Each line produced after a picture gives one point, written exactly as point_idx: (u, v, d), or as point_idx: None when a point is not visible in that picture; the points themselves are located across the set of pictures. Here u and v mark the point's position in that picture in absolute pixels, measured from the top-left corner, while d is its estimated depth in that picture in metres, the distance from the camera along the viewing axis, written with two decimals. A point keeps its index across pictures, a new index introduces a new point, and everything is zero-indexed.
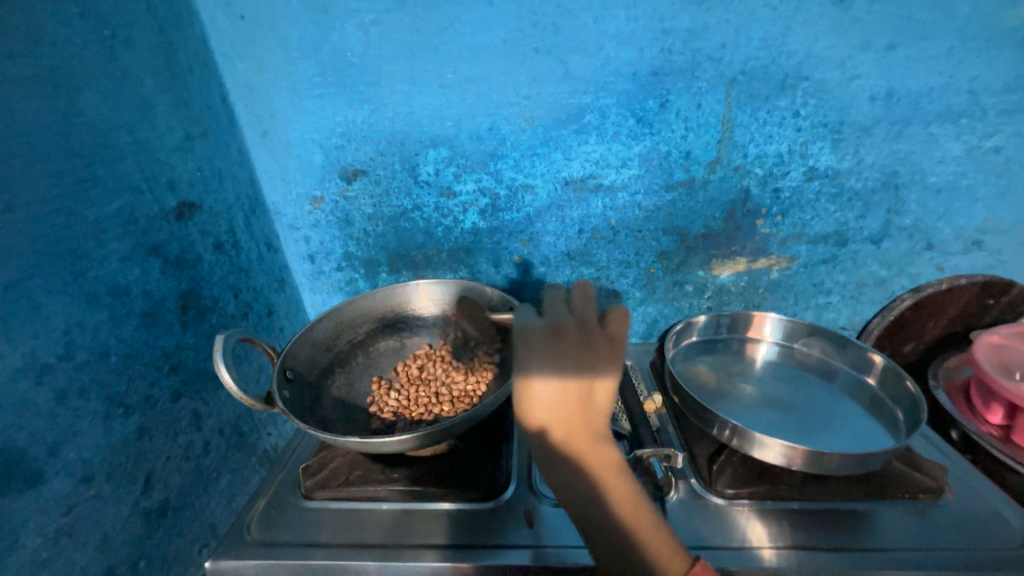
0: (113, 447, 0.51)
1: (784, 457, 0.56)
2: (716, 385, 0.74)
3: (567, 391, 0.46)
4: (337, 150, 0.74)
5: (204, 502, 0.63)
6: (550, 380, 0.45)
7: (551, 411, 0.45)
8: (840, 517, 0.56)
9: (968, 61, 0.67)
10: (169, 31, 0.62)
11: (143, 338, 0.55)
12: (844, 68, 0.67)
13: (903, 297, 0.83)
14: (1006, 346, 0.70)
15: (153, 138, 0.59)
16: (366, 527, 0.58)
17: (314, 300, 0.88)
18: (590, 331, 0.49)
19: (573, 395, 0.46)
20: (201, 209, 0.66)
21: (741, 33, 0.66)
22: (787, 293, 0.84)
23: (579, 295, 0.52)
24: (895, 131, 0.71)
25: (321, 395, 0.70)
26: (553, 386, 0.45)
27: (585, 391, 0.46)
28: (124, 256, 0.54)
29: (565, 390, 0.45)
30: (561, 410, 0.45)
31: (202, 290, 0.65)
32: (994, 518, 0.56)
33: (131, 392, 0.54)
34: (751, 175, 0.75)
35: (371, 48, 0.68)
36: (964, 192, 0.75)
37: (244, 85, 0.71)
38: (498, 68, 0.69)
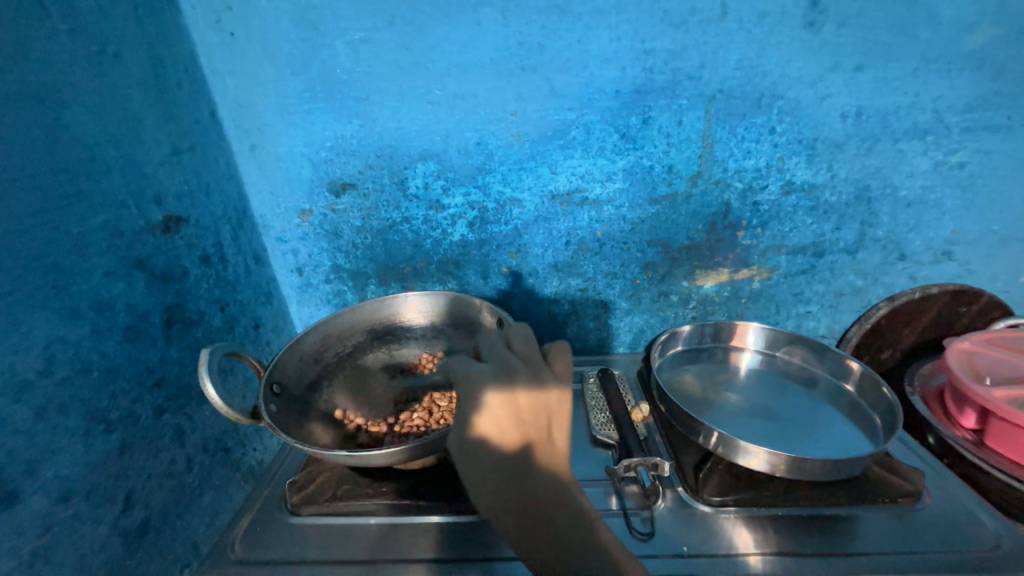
0: (93, 465, 0.50)
1: (768, 464, 0.57)
2: (701, 393, 0.75)
3: (520, 419, 0.46)
4: (326, 164, 0.75)
5: (186, 520, 0.61)
6: (502, 407, 0.46)
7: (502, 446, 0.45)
8: (823, 522, 0.57)
9: (931, 82, 0.70)
10: (159, 47, 0.63)
11: (126, 353, 0.55)
12: (816, 88, 0.71)
13: (879, 305, 0.86)
14: (977, 352, 0.73)
15: (140, 153, 0.59)
16: (354, 543, 0.58)
17: (302, 313, 0.88)
18: (535, 367, 0.51)
19: (526, 422, 0.46)
20: (187, 222, 0.66)
21: (718, 54, 0.69)
22: (769, 303, 0.87)
23: (521, 338, 0.55)
24: (866, 147, 0.74)
25: (308, 409, 0.69)
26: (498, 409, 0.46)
27: (536, 420, 0.47)
28: (108, 270, 0.53)
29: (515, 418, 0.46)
30: (511, 447, 0.45)
31: (187, 303, 0.64)
32: (970, 522, 0.58)
33: (113, 408, 0.53)
34: (732, 189, 0.77)
35: (360, 65, 0.69)
36: (933, 205, 0.78)
37: (233, 100, 0.71)
38: (485, 86, 0.71)
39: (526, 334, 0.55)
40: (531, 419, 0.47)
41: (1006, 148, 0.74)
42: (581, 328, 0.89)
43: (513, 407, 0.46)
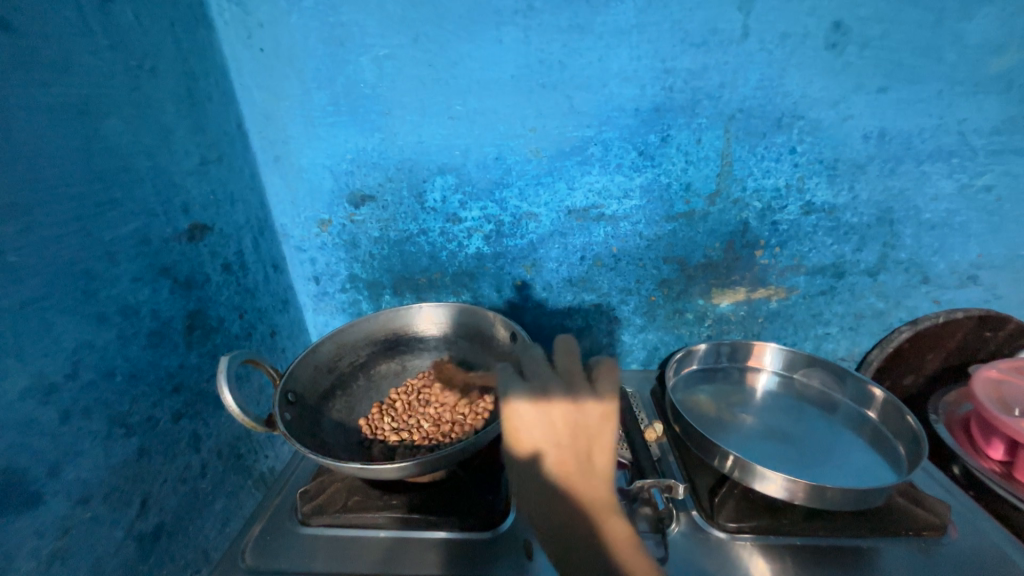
0: (113, 468, 0.51)
1: (786, 491, 0.56)
2: (716, 414, 0.74)
3: (556, 432, 0.49)
4: (347, 176, 0.76)
5: (198, 526, 0.62)
6: (534, 419, 0.49)
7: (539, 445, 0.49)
8: (843, 555, 0.55)
9: (957, 104, 0.69)
10: (193, 61, 0.65)
11: (148, 358, 0.56)
12: (838, 108, 0.70)
13: (901, 329, 0.84)
14: (1006, 381, 0.70)
15: (170, 163, 0.61)
16: (363, 557, 0.57)
17: (317, 321, 0.88)
18: (573, 383, 0.53)
19: (560, 432, 0.49)
20: (212, 231, 0.67)
21: (738, 74, 0.69)
22: (786, 323, 0.85)
23: (562, 349, 0.56)
24: (889, 168, 0.73)
25: (321, 419, 0.70)
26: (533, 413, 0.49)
27: (570, 428, 0.50)
28: (136, 276, 0.55)
29: (549, 426, 0.49)
30: (552, 452, 0.49)
31: (208, 310, 0.66)
32: (1000, 560, 0.55)
33: (134, 412, 0.54)
34: (750, 209, 0.77)
35: (384, 80, 0.70)
36: (958, 228, 0.77)
37: (259, 112, 0.73)
38: (505, 102, 0.71)
39: (569, 346, 0.55)
40: (573, 428, 0.50)
41: None
42: (594, 344, 0.89)
43: (550, 419, 0.49)
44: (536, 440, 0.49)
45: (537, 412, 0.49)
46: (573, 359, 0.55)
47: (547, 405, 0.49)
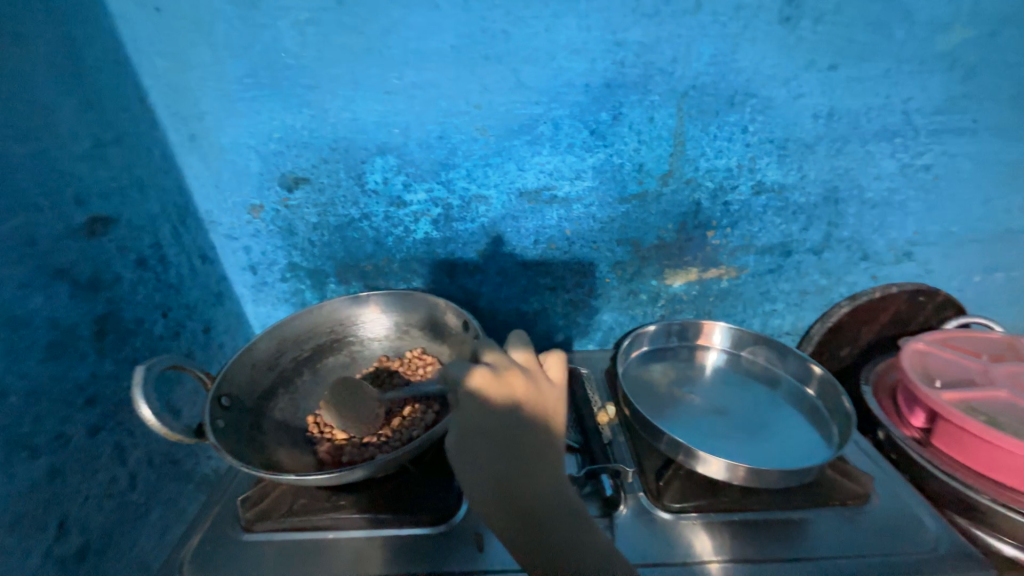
0: (18, 495, 0.47)
1: (726, 472, 0.58)
2: (666, 392, 0.75)
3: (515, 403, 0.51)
4: (275, 157, 0.70)
5: (132, 539, 0.58)
6: (490, 386, 0.51)
7: (507, 419, 0.51)
8: (777, 527, 0.59)
9: (903, 83, 0.69)
10: (72, 25, 0.56)
11: (50, 371, 0.50)
12: (789, 86, 0.69)
13: (841, 304, 0.87)
14: (930, 353, 0.75)
15: (55, 147, 0.53)
16: (311, 561, 0.56)
17: (258, 312, 0.83)
18: (531, 369, 0.56)
19: (518, 409, 0.51)
20: (117, 223, 0.60)
21: (691, 48, 0.65)
22: (735, 301, 0.87)
23: (520, 341, 0.60)
24: (836, 148, 0.73)
25: (262, 420, 0.66)
26: (486, 383, 0.51)
27: (531, 399, 0.52)
28: (22, 282, 0.48)
29: (511, 399, 0.51)
30: (521, 426, 0.51)
31: (122, 311, 0.60)
32: (913, 522, 0.60)
33: (37, 431, 0.49)
34: (702, 189, 0.75)
35: (308, 49, 0.63)
36: (897, 207, 0.79)
37: (165, 84, 0.65)
38: (447, 75, 0.66)
39: (525, 335, 0.60)
40: (533, 403, 0.52)
41: (970, 151, 0.75)
42: (550, 327, 0.88)
43: (502, 385, 0.52)
44: (504, 417, 0.51)
45: (500, 381, 0.52)
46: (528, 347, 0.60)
47: (508, 380, 0.52)
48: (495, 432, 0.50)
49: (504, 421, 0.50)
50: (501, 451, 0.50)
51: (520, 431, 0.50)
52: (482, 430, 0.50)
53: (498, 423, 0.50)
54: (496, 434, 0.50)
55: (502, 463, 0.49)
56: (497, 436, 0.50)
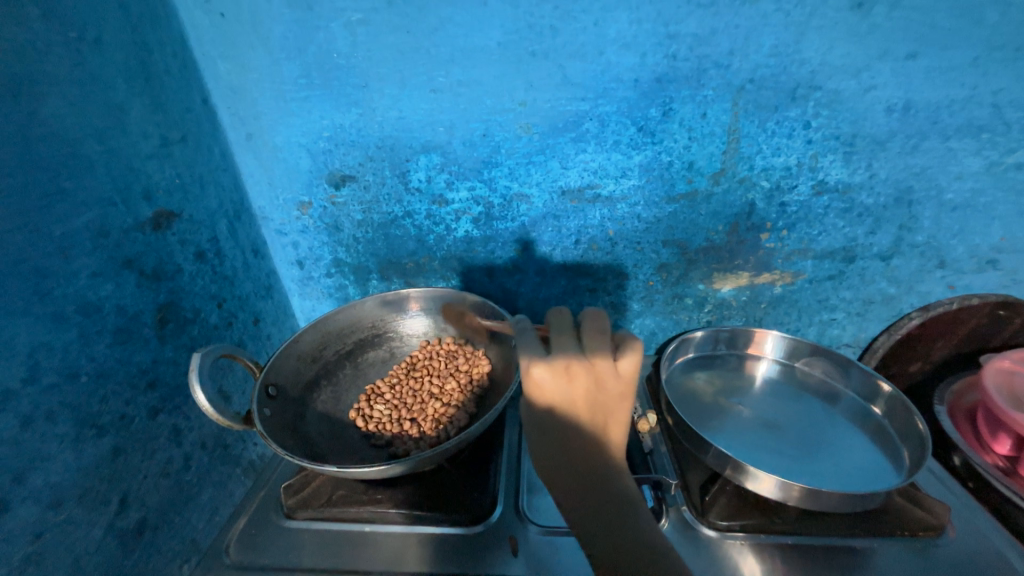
0: (86, 469, 0.50)
1: (779, 490, 0.54)
2: (713, 402, 0.71)
3: (571, 397, 0.46)
4: (325, 155, 0.72)
5: (185, 518, 0.61)
6: (550, 380, 0.46)
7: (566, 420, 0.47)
8: (835, 555, 0.54)
9: (994, 73, 0.62)
10: (144, 31, 0.60)
11: (117, 356, 0.54)
12: (860, 78, 0.63)
13: (911, 316, 0.80)
14: (1017, 373, 0.67)
15: (126, 146, 0.57)
16: (349, 552, 0.57)
17: (304, 306, 0.86)
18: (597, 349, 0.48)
19: (579, 401, 0.46)
20: (179, 217, 0.64)
21: (750, 39, 0.62)
22: (790, 309, 0.82)
23: (593, 327, 0.50)
24: (912, 145, 0.67)
25: (305, 411, 0.68)
26: (546, 373, 0.45)
27: (593, 399, 0.46)
28: (95, 271, 0.52)
29: (571, 397, 0.46)
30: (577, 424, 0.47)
31: (182, 301, 0.63)
32: (998, 563, 0.54)
33: (104, 412, 0.52)
34: (757, 189, 0.71)
35: (358, 49, 0.64)
36: (982, 210, 0.71)
37: (226, 86, 0.68)
38: (492, 72, 0.65)
39: (602, 324, 0.49)
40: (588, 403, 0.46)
41: None
42: None
43: (564, 376, 0.45)
44: (559, 416, 0.47)
45: (562, 380, 0.46)
46: (603, 336, 0.49)
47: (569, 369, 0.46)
48: (553, 432, 0.47)
49: (559, 420, 0.47)
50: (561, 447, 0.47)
51: (577, 429, 0.47)
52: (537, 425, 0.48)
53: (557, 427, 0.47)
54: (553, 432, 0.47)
55: (563, 462, 0.47)
56: (555, 432, 0.47)
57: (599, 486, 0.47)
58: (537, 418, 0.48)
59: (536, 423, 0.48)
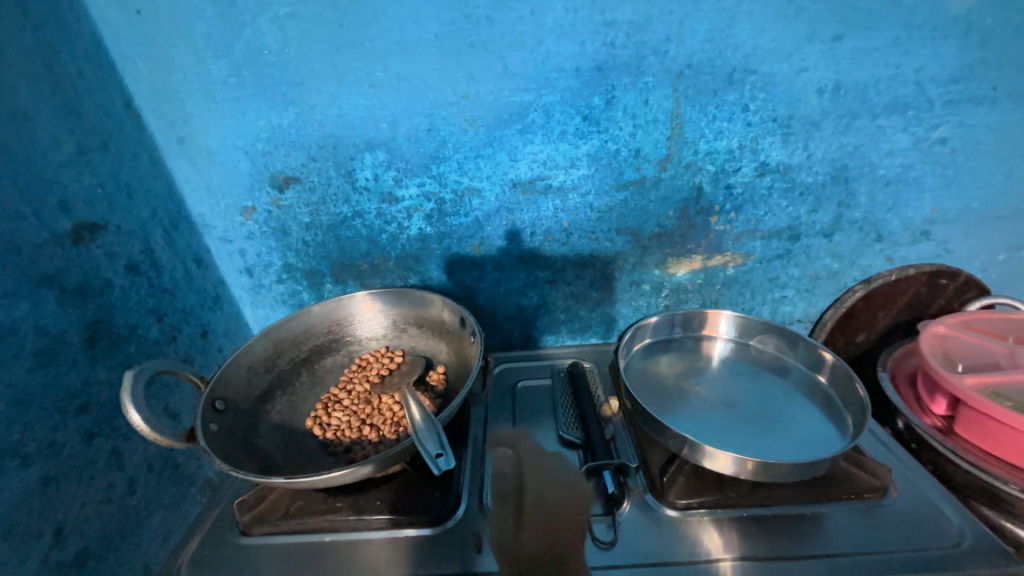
0: (10, 503, 0.47)
1: (734, 466, 0.55)
2: (673, 384, 0.72)
3: (563, 488, 0.60)
4: (264, 157, 0.69)
5: (133, 544, 0.58)
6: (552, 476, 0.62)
7: (544, 489, 0.61)
8: (788, 523, 0.56)
9: (914, 52, 0.65)
10: (49, 31, 0.56)
11: (39, 379, 0.51)
12: (791, 60, 0.65)
13: (855, 288, 0.83)
14: (951, 337, 0.71)
15: (36, 155, 0.53)
16: (311, 563, 0.56)
17: (257, 315, 0.83)
18: (591, 430, 0.66)
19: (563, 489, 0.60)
20: (105, 229, 0.60)
21: (685, 25, 0.63)
22: (743, 289, 0.84)
23: (588, 382, 0.76)
24: (844, 124, 0.70)
25: (258, 423, 0.66)
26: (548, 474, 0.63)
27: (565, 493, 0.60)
28: (6, 290, 0.49)
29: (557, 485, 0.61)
30: (553, 491, 0.60)
31: (114, 317, 0.60)
32: (935, 516, 0.57)
33: (28, 440, 0.49)
34: (703, 172, 0.72)
35: (290, 45, 0.62)
36: (913, 183, 0.74)
37: (150, 88, 0.65)
38: (431, 65, 0.64)
39: (594, 380, 0.77)
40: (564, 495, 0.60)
41: (990, 121, 0.70)
42: (551, 322, 0.86)
43: (556, 472, 0.63)
44: (540, 486, 0.61)
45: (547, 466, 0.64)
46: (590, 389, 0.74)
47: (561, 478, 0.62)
48: (535, 503, 0.59)
49: (539, 489, 0.61)
50: (541, 515, 0.57)
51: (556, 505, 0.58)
52: (512, 501, 0.60)
53: (537, 494, 0.60)
54: (535, 503, 0.59)
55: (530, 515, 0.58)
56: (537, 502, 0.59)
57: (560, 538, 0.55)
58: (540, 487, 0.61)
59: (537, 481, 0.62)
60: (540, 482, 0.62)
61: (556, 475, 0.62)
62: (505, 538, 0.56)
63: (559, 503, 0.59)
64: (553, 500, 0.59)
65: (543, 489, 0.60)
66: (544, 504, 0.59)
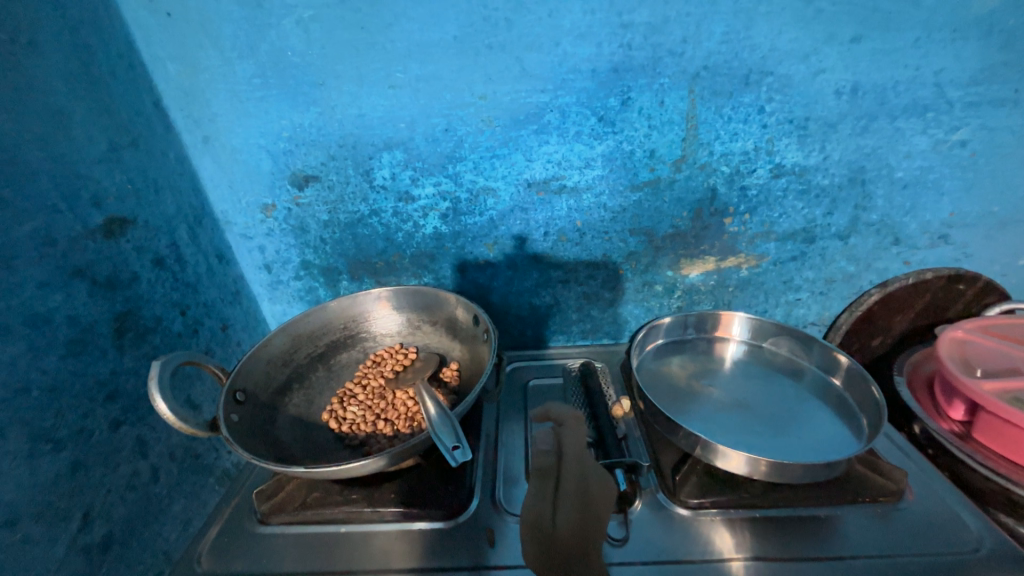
0: (42, 486, 0.49)
1: (747, 466, 0.55)
2: (685, 385, 0.73)
3: (591, 475, 0.55)
4: (285, 155, 0.71)
5: (155, 531, 0.60)
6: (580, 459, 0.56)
7: (586, 482, 0.54)
8: (802, 524, 0.56)
9: (934, 54, 0.65)
10: (85, 32, 0.58)
11: (71, 368, 0.52)
12: (809, 62, 0.65)
13: (870, 292, 0.82)
14: (970, 342, 0.70)
15: (71, 152, 0.55)
16: (326, 553, 0.57)
17: (274, 311, 0.84)
18: (603, 429, 0.66)
19: (590, 474, 0.55)
20: (134, 224, 0.62)
21: (702, 26, 0.63)
22: (756, 291, 0.84)
23: (600, 380, 0.77)
24: (861, 126, 0.69)
25: (276, 415, 0.67)
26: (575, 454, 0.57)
27: (596, 482, 0.55)
28: (43, 281, 0.51)
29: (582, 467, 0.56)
30: (595, 487, 0.54)
31: (141, 310, 0.62)
32: (952, 521, 0.57)
33: (60, 426, 0.51)
34: (717, 174, 0.73)
35: (313, 46, 0.64)
36: (931, 186, 0.74)
37: (178, 88, 0.67)
38: (450, 67, 0.65)
39: (606, 378, 0.78)
40: (592, 480, 0.55)
41: (1011, 124, 0.69)
42: (563, 321, 0.86)
43: (585, 457, 0.57)
44: (582, 479, 0.55)
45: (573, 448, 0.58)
46: (603, 387, 0.75)
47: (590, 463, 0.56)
48: (565, 489, 0.54)
49: (580, 481, 0.54)
50: (577, 509, 0.52)
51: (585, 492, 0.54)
52: (541, 481, 0.55)
53: (577, 487, 0.54)
54: (573, 496, 0.53)
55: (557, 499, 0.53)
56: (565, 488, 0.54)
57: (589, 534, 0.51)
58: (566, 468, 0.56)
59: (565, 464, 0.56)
60: (580, 473, 0.55)
61: (594, 465, 0.56)
62: (534, 518, 0.52)
63: (593, 493, 0.54)
64: (591, 494, 0.54)
65: (583, 481, 0.54)
66: (582, 499, 0.53)
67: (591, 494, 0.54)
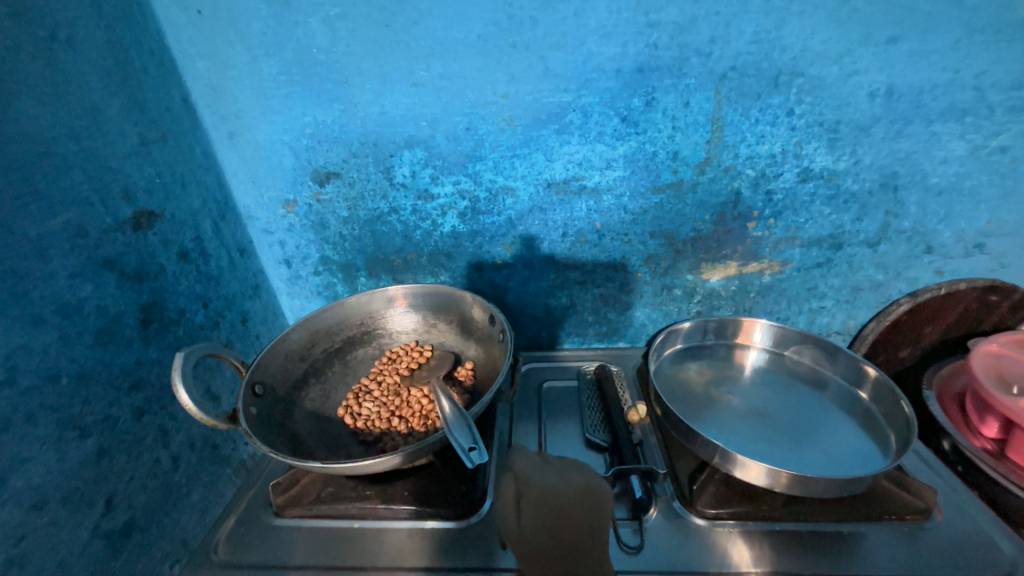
0: (68, 471, 0.50)
1: (767, 478, 0.54)
2: (704, 392, 0.71)
3: (553, 476, 0.57)
4: (308, 152, 0.71)
5: (173, 518, 0.61)
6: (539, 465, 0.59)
7: (547, 485, 0.56)
8: (823, 540, 0.54)
9: (975, 56, 0.62)
10: (119, 29, 0.59)
11: (98, 356, 0.54)
12: (841, 63, 0.63)
13: (900, 301, 0.80)
14: (1005, 356, 0.67)
15: (103, 146, 0.57)
16: (340, 548, 0.57)
17: (293, 305, 0.86)
18: (618, 436, 0.65)
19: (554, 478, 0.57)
20: (161, 217, 0.64)
21: (731, 26, 0.62)
22: (779, 297, 0.82)
23: (617, 384, 0.76)
24: (895, 130, 0.67)
25: (293, 409, 0.68)
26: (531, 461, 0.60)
27: (560, 480, 0.57)
28: (74, 271, 0.52)
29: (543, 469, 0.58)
30: (559, 489, 0.55)
31: (165, 302, 0.63)
32: (984, 543, 0.54)
33: (87, 413, 0.52)
34: (742, 177, 0.71)
35: (338, 44, 0.64)
36: (967, 194, 0.71)
37: (206, 85, 0.68)
38: (473, 65, 0.65)
39: (623, 381, 0.77)
40: (555, 481, 0.57)
41: None
42: (579, 323, 0.85)
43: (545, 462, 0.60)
44: (543, 482, 0.57)
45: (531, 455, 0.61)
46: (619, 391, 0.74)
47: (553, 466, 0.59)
48: (531, 493, 0.56)
49: (542, 484, 0.56)
50: (545, 513, 0.54)
51: (552, 495, 0.55)
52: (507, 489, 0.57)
53: (540, 491, 0.56)
54: (536, 500, 0.55)
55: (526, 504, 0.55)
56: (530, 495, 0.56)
57: (570, 538, 0.52)
58: (527, 474, 0.58)
59: (526, 470, 0.58)
60: (541, 478, 0.57)
61: (553, 467, 0.59)
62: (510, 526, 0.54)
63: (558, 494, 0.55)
64: (557, 496, 0.55)
65: (545, 485, 0.56)
66: (547, 500, 0.55)
67: (558, 495, 0.55)
